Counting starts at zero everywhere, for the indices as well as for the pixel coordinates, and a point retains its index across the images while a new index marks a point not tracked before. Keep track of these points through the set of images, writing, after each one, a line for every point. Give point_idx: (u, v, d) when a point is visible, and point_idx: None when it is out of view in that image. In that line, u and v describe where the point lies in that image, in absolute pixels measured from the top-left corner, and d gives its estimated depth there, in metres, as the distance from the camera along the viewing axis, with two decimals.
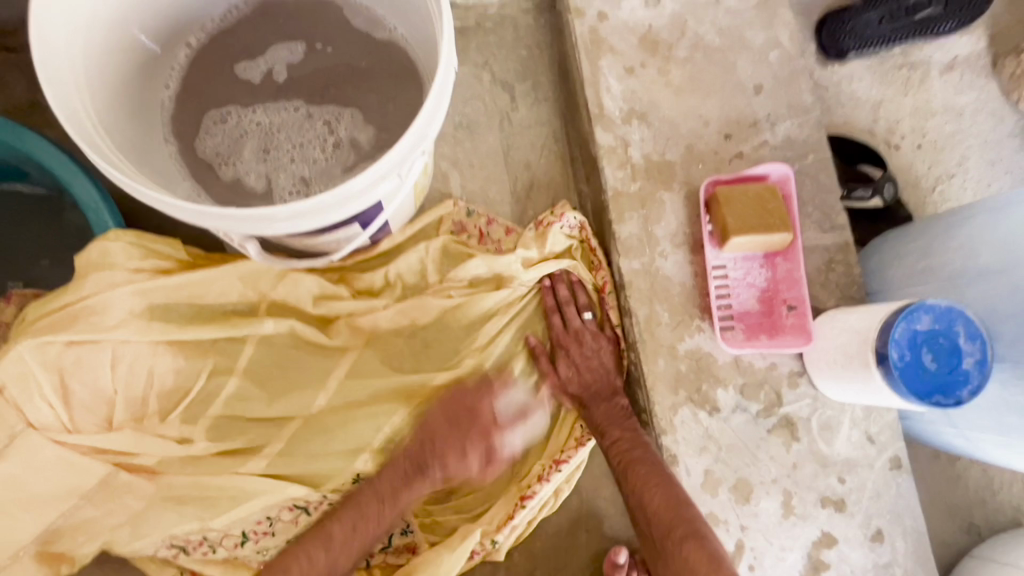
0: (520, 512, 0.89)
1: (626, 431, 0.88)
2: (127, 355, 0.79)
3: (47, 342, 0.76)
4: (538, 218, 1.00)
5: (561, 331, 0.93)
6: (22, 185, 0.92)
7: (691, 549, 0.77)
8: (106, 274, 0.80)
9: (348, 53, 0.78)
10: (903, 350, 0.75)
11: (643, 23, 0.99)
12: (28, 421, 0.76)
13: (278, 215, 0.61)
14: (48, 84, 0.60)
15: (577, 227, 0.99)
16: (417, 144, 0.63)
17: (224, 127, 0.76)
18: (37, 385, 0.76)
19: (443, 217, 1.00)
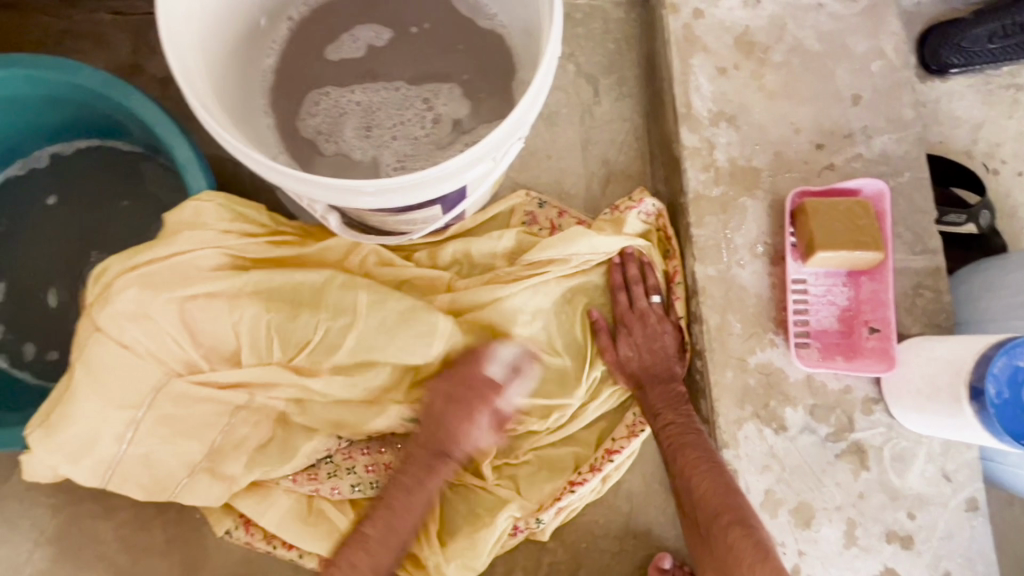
0: (567, 496, 0.89)
1: (680, 416, 0.86)
2: (213, 312, 0.81)
3: (147, 295, 0.78)
4: (615, 203, 0.99)
5: (625, 308, 0.92)
6: (118, 144, 0.92)
7: (737, 535, 0.73)
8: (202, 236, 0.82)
9: (444, 33, 0.79)
10: (1000, 386, 0.71)
11: (740, 23, 0.96)
12: (122, 363, 0.78)
13: (366, 188, 0.62)
14: (174, 54, 0.62)
15: (654, 214, 0.98)
16: (515, 129, 0.63)
17: (324, 106, 0.78)
18: (136, 330, 0.78)
19: (515, 208, 0.99)
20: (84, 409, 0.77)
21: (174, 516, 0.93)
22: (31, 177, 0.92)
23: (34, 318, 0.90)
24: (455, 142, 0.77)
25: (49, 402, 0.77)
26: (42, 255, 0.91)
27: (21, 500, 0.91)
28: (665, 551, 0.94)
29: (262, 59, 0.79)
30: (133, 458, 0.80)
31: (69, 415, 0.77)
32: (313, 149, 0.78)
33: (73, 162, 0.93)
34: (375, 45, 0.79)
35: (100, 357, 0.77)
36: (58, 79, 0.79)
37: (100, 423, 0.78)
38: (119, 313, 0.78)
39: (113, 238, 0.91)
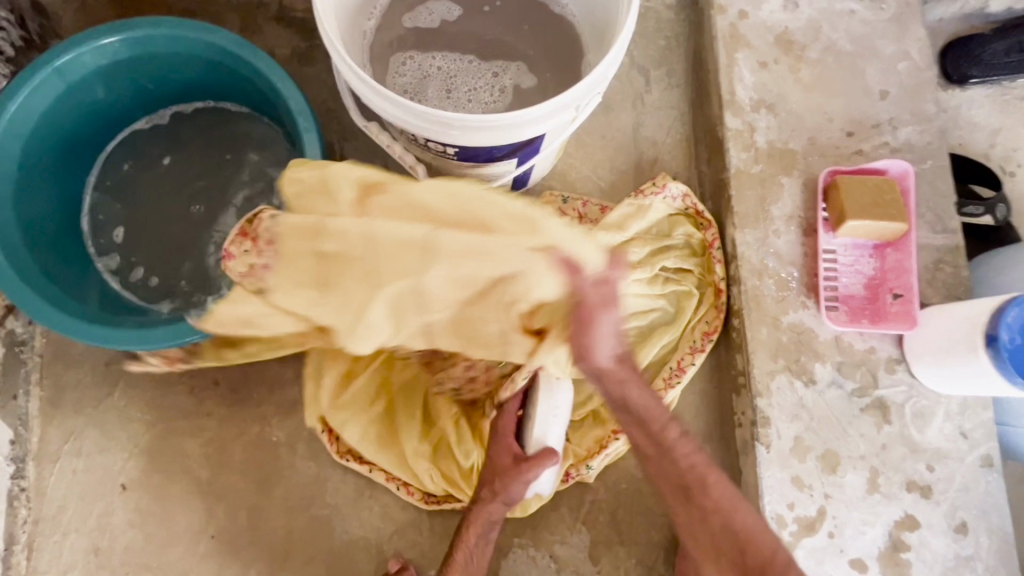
0: (613, 443, 0.99)
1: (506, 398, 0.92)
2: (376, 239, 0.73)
3: (421, 211, 0.73)
4: (639, 188, 1.08)
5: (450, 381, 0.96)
6: (231, 104, 1.04)
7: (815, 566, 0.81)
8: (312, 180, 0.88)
9: (516, 15, 0.93)
10: (1013, 333, 0.80)
11: (780, 24, 1.08)
12: (411, 238, 0.71)
13: (452, 123, 0.74)
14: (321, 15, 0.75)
15: (680, 197, 1.08)
16: (596, 85, 0.74)
17: (411, 73, 0.91)
18: (450, 237, 0.71)
19: (548, 198, 1.08)
20: (432, 277, 0.71)
21: (254, 438, 1.03)
22: (153, 131, 1.04)
23: (147, 254, 1.00)
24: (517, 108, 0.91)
25: (384, 202, 0.74)
26: (159, 199, 1.02)
27: (121, 416, 1.03)
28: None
29: (364, 23, 0.92)
30: (379, 320, 0.75)
31: (426, 252, 0.71)
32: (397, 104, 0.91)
33: (191, 120, 1.05)
34: (447, 20, 0.92)
35: (448, 230, 0.71)
36: (197, 39, 0.92)
37: (401, 277, 0.71)
38: (570, 254, 0.70)
39: (222, 187, 1.03)
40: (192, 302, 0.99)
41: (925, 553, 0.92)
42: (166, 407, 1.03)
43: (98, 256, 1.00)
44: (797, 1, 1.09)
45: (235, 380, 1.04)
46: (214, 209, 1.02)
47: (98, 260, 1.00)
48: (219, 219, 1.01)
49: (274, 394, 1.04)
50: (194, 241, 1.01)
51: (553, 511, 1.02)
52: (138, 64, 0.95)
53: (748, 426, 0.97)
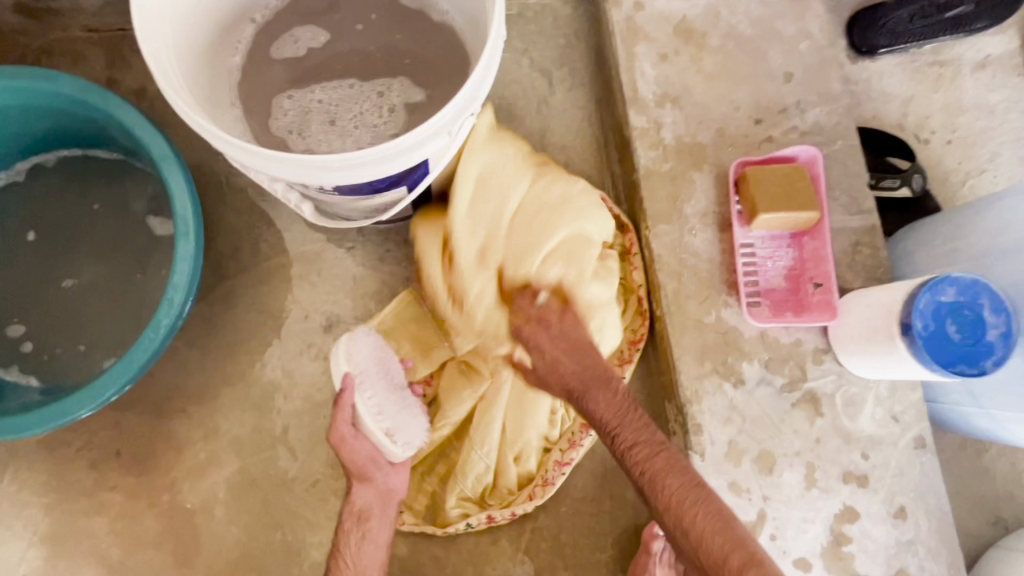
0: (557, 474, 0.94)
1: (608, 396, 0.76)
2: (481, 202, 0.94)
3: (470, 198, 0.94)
4: None
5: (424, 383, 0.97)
6: (99, 151, 0.96)
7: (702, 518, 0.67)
8: (183, 245, 0.82)
9: (387, 29, 0.86)
10: (927, 320, 0.78)
11: (678, 13, 1.04)
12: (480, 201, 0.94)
13: (334, 164, 0.67)
14: (154, 64, 0.67)
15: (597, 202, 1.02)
16: (467, 105, 0.69)
17: (289, 106, 0.84)
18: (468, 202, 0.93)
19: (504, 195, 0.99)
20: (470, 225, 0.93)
21: (166, 508, 0.96)
22: (12, 188, 0.95)
23: (22, 323, 0.92)
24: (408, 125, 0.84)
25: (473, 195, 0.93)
26: (30, 262, 0.94)
27: (15, 502, 0.94)
28: (653, 520, 0.96)
29: (228, 59, 0.86)
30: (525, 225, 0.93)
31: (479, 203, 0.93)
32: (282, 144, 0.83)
33: (55, 172, 0.96)
34: (313, 48, 0.85)
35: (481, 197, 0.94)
36: (41, 87, 0.83)
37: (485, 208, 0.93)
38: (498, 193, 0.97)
39: (96, 244, 0.94)
40: (72, 371, 0.91)
41: (867, 544, 0.91)
42: (64, 487, 0.95)
43: None
44: None
45: (138, 449, 0.97)
46: (91, 270, 0.94)
47: None
48: (99, 282, 0.93)
49: (183, 458, 0.97)
50: (70, 304, 0.93)
51: (494, 544, 0.98)
52: None
53: (682, 434, 0.94)
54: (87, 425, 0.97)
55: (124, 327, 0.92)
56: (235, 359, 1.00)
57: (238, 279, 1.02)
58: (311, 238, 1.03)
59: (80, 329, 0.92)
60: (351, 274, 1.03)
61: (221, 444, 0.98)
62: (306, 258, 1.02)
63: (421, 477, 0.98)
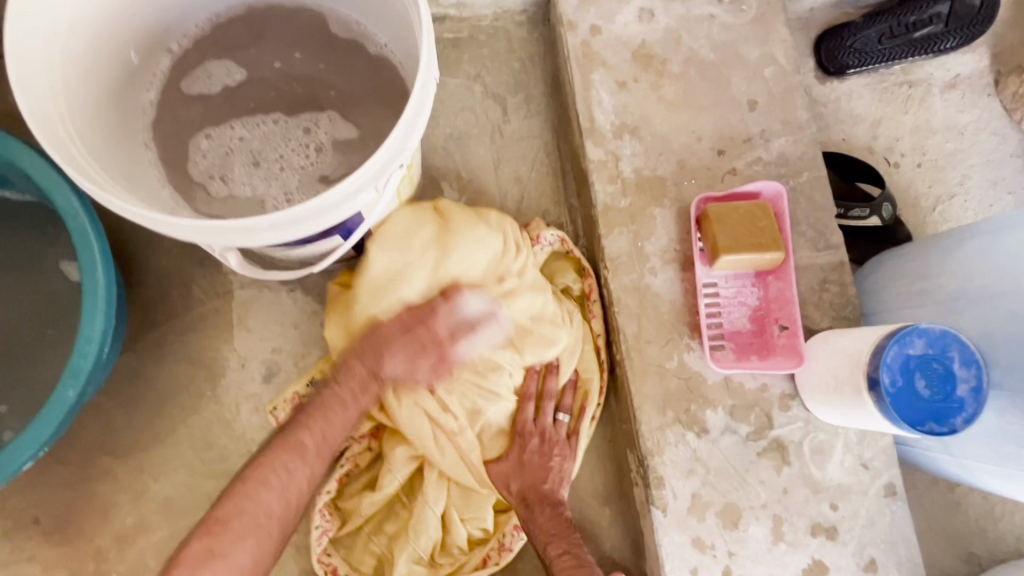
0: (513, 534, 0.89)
1: (551, 514, 0.86)
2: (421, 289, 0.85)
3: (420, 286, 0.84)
4: None
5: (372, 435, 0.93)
6: (9, 193, 0.88)
7: None
8: (92, 302, 0.75)
9: (310, 52, 0.80)
10: (894, 375, 0.73)
11: (636, 37, 0.98)
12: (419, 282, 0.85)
13: (250, 227, 0.61)
14: (31, 114, 0.59)
15: (558, 243, 0.98)
16: (395, 155, 0.63)
17: (210, 147, 0.77)
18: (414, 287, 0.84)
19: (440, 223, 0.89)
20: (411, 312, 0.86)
21: None
22: None
23: None
24: (342, 164, 0.77)
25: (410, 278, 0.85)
26: None
27: None
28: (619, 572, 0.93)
29: (142, 94, 0.78)
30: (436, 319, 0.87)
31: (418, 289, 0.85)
32: (204, 191, 0.76)
33: None
34: (228, 84, 0.78)
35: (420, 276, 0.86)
36: None
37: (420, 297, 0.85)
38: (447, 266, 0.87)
39: (5, 293, 0.86)
40: None
41: None
42: None
43: None
44: (653, 11, 0.99)
45: (58, 514, 0.89)
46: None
47: None
48: (10, 338, 0.85)
49: (109, 523, 0.90)
50: None
51: None
52: None
53: (643, 487, 0.89)
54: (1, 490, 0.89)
55: (37, 387, 0.84)
56: (165, 414, 0.92)
57: (168, 326, 0.94)
58: (248, 281, 0.96)
59: None
60: (291, 319, 0.96)
61: (150, 507, 0.90)
62: (242, 303, 0.95)
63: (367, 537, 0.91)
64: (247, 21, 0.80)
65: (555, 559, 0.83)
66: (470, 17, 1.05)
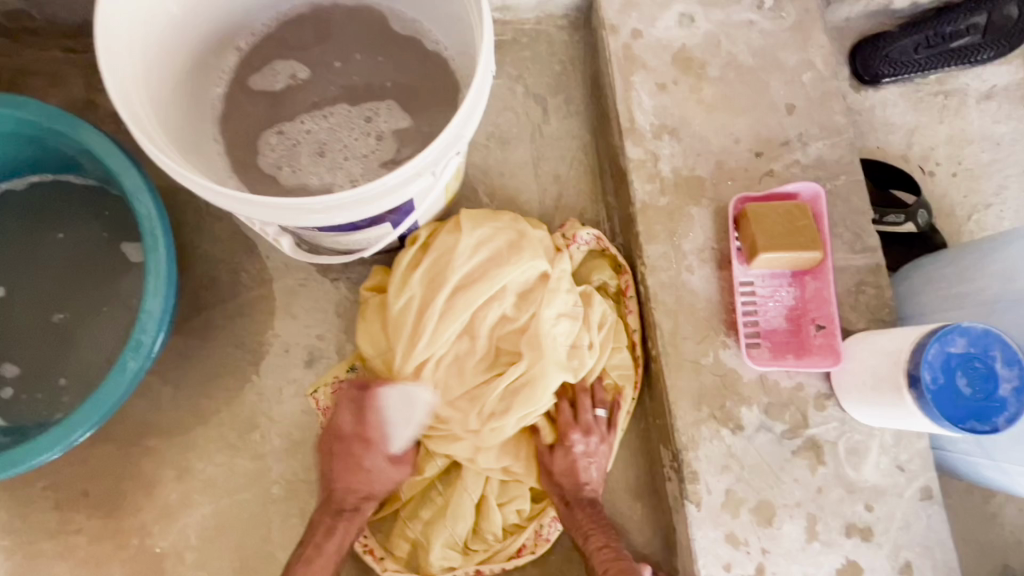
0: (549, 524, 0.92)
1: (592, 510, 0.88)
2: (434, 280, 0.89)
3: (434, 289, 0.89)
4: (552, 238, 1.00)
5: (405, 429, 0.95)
6: (74, 178, 0.92)
7: None
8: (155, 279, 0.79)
9: (368, 48, 0.84)
10: (935, 372, 0.74)
11: (676, 41, 1.01)
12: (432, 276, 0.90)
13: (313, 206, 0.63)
14: (117, 95, 0.63)
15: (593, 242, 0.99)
16: (452, 144, 0.65)
17: (278, 140, 0.80)
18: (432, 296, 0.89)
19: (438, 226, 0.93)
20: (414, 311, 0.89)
21: (133, 552, 0.91)
22: None
23: None
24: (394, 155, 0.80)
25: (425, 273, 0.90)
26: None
27: None
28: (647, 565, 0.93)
29: (211, 89, 0.82)
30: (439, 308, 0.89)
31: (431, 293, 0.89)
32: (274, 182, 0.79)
33: (26, 199, 0.92)
34: (295, 80, 0.82)
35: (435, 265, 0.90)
36: (11, 113, 0.80)
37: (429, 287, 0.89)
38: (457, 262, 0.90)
39: (66, 274, 0.90)
40: (34, 409, 0.86)
41: None
42: (25, 530, 0.90)
43: None
44: (693, 16, 1.01)
45: (106, 489, 0.92)
46: (60, 301, 0.89)
47: None
48: (67, 316, 0.89)
49: (154, 499, 0.92)
50: (36, 338, 0.88)
51: None
52: None
53: (677, 482, 0.90)
54: (52, 465, 0.92)
55: (93, 363, 0.88)
56: (211, 395, 0.95)
57: (217, 311, 0.97)
58: (292, 270, 0.99)
59: (48, 363, 0.88)
60: (334, 307, 0.99)
61: (193, 485, 0.93)
62: (287, 290, 0.99)
63: (404, 521, 0.93)
64: (309, 22, 0.84)
65: (594, 552, 0.85)
66: (513, 20, 1.08)
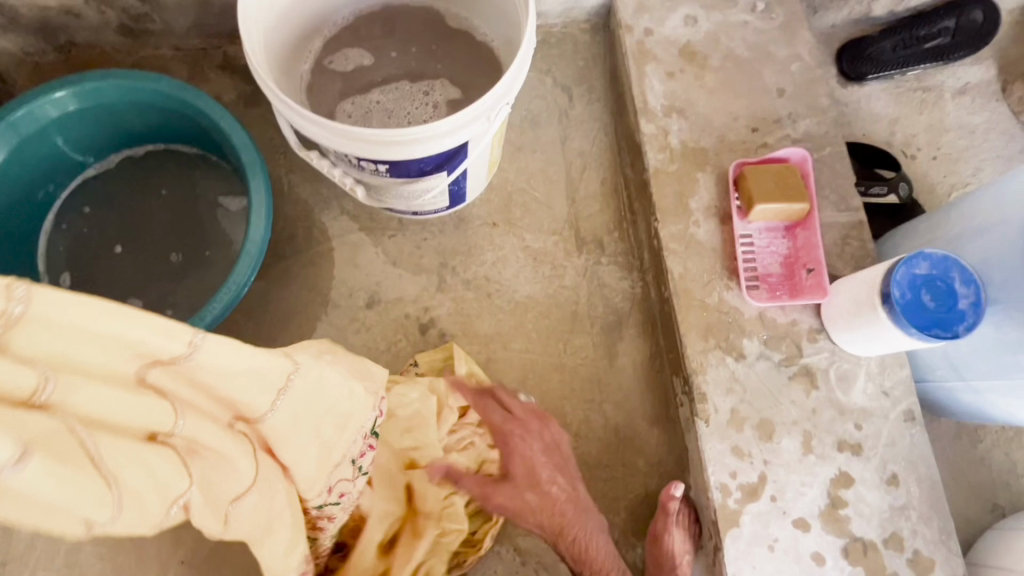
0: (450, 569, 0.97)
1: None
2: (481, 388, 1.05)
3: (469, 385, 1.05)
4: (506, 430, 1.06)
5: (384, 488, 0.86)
6: (182, 146, 1.13)
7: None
8: (257, 214, 0.97)
9: (427, 35, 1.03)
10: (903, 289, 0.88)
11: (682, 38, 1.19)
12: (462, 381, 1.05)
13: (396, 139, 0.81)
14: (251, 51, 0.82)
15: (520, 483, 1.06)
16: (504, 95, 0.83)
17: (353, 106, 0.99)
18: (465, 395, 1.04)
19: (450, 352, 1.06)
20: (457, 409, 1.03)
21: None
22: (106, 175, 1.13)
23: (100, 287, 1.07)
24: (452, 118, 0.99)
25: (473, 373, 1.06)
26: (117, 235, 1.10)
27: None
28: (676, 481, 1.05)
29: (302, 66, 1.02)
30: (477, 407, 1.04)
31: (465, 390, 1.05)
32: None
33: (143, 163, 1.13)
34: (364, 63, 1.02)
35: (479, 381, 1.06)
36: (143, 87, 1.01)
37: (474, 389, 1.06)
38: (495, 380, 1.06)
39: (174, 222, 1.10)
40: None
41: (862, 508, 0.98)
42: None
43: None
44: (696, 17, 1.20)
45: None
46: (171, 243, 1.09)
47: None
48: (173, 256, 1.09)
49: None
50: (149, 272, 1.08)
51: None
52: (94, 116, 1.04)
53: (688, 404, 1.04)
54: None
55: (192, 292, 1.07)
56: (286, 331, 1.12)
57: (292, 261, 1.15)
58: (357, 228, 1.17)
59: (162, 291, 1.07)
60: (391, 260, 1.16)
61: None
62: (351, 245, 1.16)
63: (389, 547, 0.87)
64: (381, 17, 1.04)
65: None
66: (543, 25, 1.28)
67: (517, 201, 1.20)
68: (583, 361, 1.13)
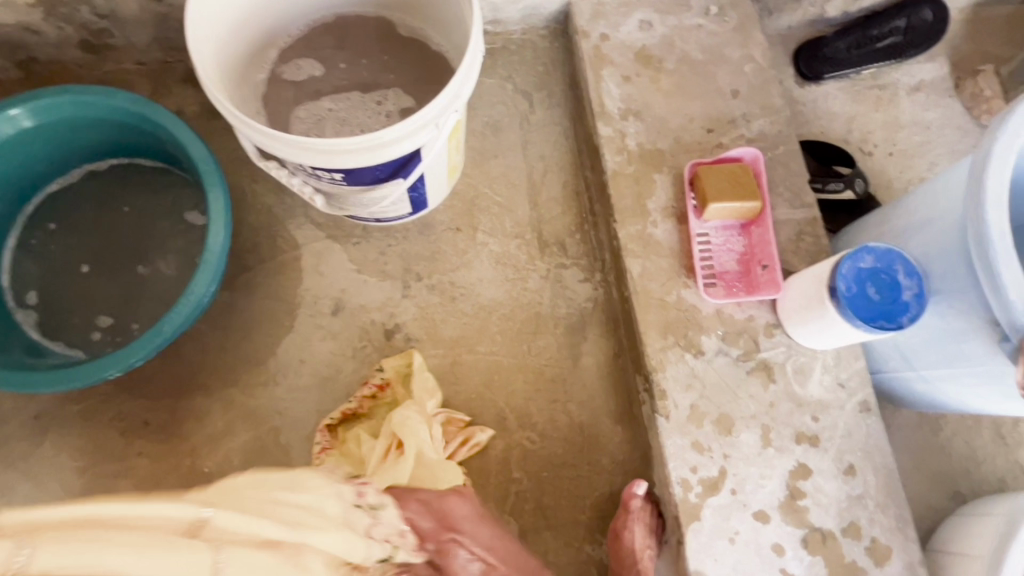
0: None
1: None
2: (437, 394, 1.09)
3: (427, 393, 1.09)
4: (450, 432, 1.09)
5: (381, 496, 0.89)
6: (144, 159, 1.14)
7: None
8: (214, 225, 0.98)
9: (381, 44, 1.04)
10: (849, 283, 0.90)
11: (638, 42, 1.21)
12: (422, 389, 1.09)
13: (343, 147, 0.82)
14: (198, 62, 0.84)
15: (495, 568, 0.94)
16: (452, 103, 0.85)
17: (308, 116, 1.00)
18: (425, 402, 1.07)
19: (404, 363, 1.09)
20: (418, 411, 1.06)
21: (184, 472, 1.06)
22: (68, 191, 1.13)
23: (63, 303, 1.08)
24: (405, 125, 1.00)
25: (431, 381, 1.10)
26: (80, 250, 1.10)
27: (53, 465, 1.06)
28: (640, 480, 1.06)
29: (256, 76, 1.03)
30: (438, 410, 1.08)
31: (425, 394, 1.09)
32: None
33: (105, 178, 1.14)
34: (317, 73, 1.03)
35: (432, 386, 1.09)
36: (102, 102, 1.02)
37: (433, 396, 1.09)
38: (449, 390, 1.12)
39: (137, 236, 1.11)
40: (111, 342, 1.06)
41: (820, 498, 1.00)
42: (96, 452, 1.07)
43: (19, 312, 1.07)
44: (651, 22, 1.23)
45: (163, 418, 1.09)
46: (134, 257, 1.10)
47: (18, 315, 1.07)
48: (137, 270, 1.09)
49: (203, 426, 1.09)
50: (112, 287, 1.09)
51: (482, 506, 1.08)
52: (55, 132, 1.05)
53: (650, 402, 1.05)
54: (118, 398, 1.09)
55: (155, 304, 1.07)
56: (252, 340, 1.13)
57: (257, 270, 1.16)
58: (321, 236, 1.18)
59: (125, 306, 1.08)
60: (355, 267, 1.17)
61: (236, 415, 1.09)
62: (316, 253, 1.17)
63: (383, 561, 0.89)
64: (334, 28, 1.05)
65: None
66: (503, 32, 1.30)
67: (480, 205, 1.22)
68: (546, 362, 1.15)
